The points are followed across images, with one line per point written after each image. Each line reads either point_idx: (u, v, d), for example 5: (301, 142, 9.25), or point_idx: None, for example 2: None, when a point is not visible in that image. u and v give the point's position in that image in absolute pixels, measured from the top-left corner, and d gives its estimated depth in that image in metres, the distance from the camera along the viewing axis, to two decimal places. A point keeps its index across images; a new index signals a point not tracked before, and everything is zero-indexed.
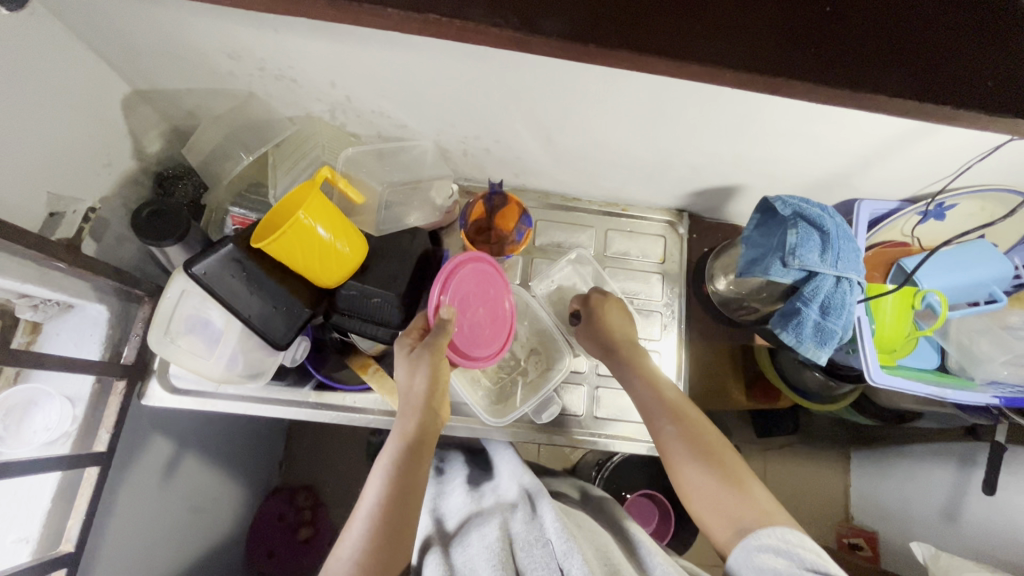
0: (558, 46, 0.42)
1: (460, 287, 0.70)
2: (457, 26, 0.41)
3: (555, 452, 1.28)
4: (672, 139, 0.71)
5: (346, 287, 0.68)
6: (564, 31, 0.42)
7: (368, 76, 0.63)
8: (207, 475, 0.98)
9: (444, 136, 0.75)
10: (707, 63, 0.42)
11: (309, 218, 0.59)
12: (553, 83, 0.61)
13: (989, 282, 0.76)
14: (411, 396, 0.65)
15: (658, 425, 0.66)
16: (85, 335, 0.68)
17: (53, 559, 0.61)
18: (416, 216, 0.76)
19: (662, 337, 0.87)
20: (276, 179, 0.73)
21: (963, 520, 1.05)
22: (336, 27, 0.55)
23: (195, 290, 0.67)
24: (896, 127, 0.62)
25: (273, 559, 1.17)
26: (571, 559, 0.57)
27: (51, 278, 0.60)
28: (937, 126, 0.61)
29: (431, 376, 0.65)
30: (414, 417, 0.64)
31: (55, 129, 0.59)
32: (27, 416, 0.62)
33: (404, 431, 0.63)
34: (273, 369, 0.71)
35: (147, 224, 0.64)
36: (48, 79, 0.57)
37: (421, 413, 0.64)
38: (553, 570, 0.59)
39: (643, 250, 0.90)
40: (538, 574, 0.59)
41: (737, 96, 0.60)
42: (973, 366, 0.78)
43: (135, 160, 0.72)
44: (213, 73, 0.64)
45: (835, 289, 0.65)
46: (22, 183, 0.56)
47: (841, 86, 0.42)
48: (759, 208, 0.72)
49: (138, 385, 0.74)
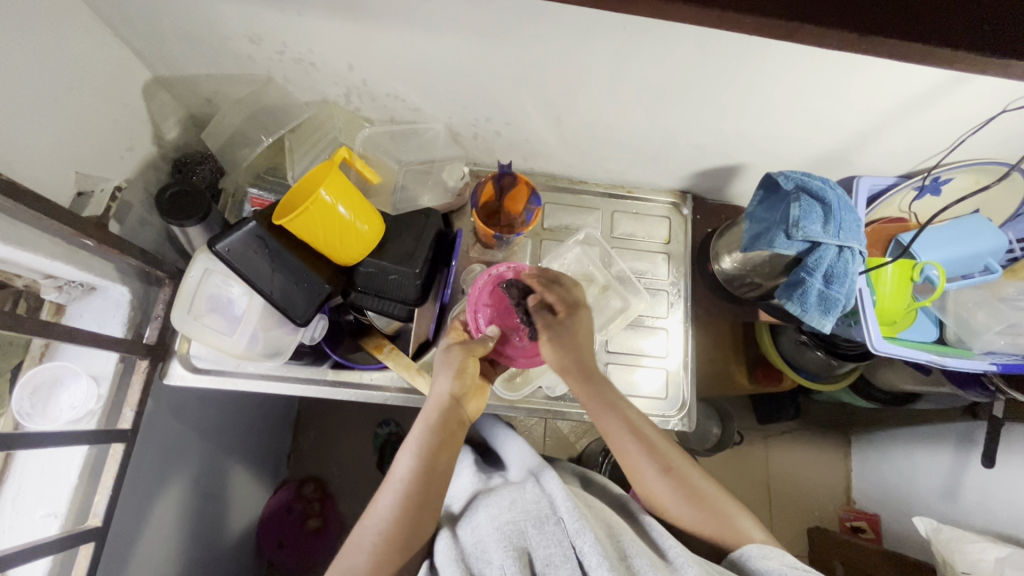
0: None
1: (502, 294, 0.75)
2: None
3: (560, 441, 1.29)
4: (678, 119, 0.73)
5: (365, 264, 0.70)
6: None
7: (383, 58, 0.65)
8: (222, 463, 0.99)
9: (455, 119, 0.77)
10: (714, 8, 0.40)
11: (330, 196, 0.61)
12: (564, 65, 0.63)
13: (984, 255, 0.78)
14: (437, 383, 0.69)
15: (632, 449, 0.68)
16: (108, 315, 0.69)
17: (81, 532, 0.62)
18: (428, 198, 0.81)
19: (669, 315, 0.89)
20: (294, 162, 0.76)
21: (967, 495, 1.07)
22: (355, 8, 0.57)
23: (218, 269, 0.70)
24: (922, 84, 0.61)
25: (285, 550, 1.19)
26: (583, 537, 0.58)
27: (78, 256, 0.62)
28: (968, 77, 0.59)
29: (458, 371, 0.68)
30: (439, 404, 0.67)
31: (80, 111, 0.61)
32: (53, 395, 0.64)
33: (427, 418, 0.66)
34: (291, 348, 0.72)
35: (169, 205, 0.66)
36: (75, 60, 0.59)
37: (447, 401, 0.67)
38: (565, 548, 0.60)
39: (648, 231, 0.92)
40: (550, 551, 0.60)
41: (744, 71, 0.62)
42: (971, 337, 0.81)
43: (155, 145, 0.74)
44: (233, 57, 0.66)
45: (838, 259, 0.67)
46: (53, 162, 0.58)
47: (851, 30, 0.40)
48: (762, 184, 0.75)
49: (160, 365, 0.75)
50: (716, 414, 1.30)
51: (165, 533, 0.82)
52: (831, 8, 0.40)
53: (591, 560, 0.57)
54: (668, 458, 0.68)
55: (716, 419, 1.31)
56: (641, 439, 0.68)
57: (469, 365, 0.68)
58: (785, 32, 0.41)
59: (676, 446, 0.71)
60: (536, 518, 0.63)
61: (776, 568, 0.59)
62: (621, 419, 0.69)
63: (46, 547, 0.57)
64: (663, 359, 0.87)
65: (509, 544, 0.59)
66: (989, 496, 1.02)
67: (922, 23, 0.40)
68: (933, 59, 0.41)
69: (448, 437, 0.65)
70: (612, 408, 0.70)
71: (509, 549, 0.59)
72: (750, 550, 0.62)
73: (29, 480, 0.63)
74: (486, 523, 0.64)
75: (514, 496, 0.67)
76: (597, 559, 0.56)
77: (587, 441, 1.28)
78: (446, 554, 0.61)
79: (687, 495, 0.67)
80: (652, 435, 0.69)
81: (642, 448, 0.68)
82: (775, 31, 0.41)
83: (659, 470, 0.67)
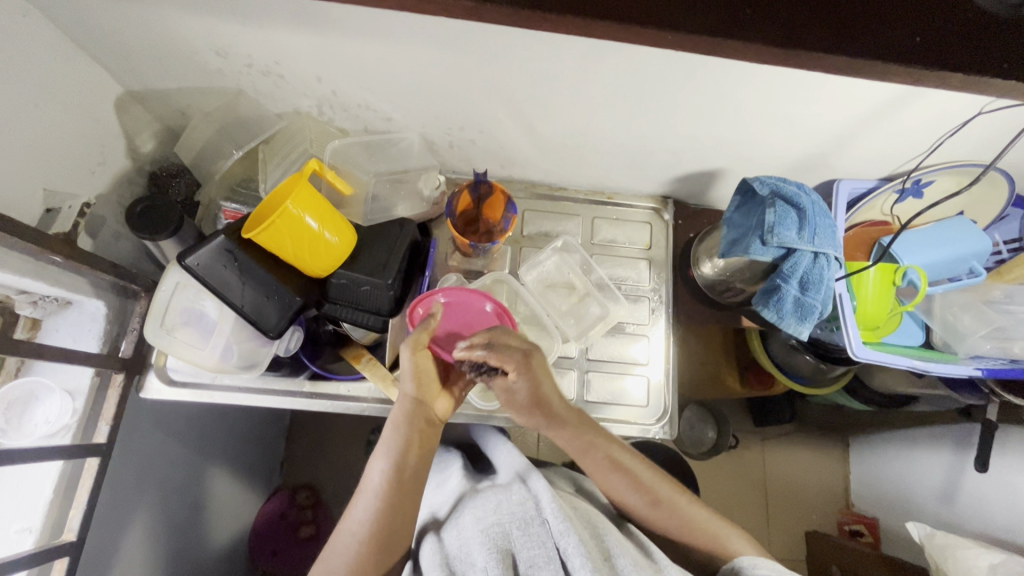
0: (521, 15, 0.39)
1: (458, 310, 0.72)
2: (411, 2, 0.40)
3: (553, 446, 1.29)
4: (650, 125, 0.72)
5: (337, 276, 0.70)
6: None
7: (351, 69, 0.65)
8: (209, 474, 0.99)
9: (429, 128, 0.77)
10: (658, 26, 0.39)
11: (297, 208, 0.61)
12: (530, 73, 0.63)
13: (969, 257, 0.77)
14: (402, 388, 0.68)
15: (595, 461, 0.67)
16: (83, 329, 0.69)
17: (55, 547, 0.62)
18: (403, 208, 0.80)
19: (651, 322, 0.88)
20: (267, 173, 0.76)
21: (963, 498, 1.05)
22: (316, 20, 0.57)
23: (189, 282, 0.70)
24: (892, 87, 0.60)
25: (276, 558, 1.18)
26: (567, 539, 0.57)
27: (48, 272, 0.62)
28: (926, 89, 0.60)
29: (416, 372, 0.66)
30: (404, 410, 0.66)
31: (49, 128, 0.61)
32: (28, 410, 0.65)
33: (394, 417, 0.66)
34: (267, 360, 0.72)
35: (140, 219, 0.67)
36: (40, 79, 0.59)
37: (412, 405, 0.67)
38: (549, 549, 0.59)
39: (629, 237, 0.91)
40: (534, 553, 0.59)
41: (710, 77, 0.61)
42: (957, 341, 0.79)
43: (129, 159, 0.74)
44: (200, 71, 0.67)
45: (813, 265, 0.67)
46: (19, 180, 0.58)
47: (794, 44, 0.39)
48: (739, 189, 0.74)
49: (137, 379, 0.75)
50: (712, 418, 1.29)
51: (148, 544, 0.82)
52: (762, 24, 0.39)
53: (574, 561, 0.56)
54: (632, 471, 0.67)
55: (711, 423, 1.30)
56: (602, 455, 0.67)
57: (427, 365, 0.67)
58: (711, 45, 0.40)
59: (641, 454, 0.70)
60: (521, 520, 0.61)
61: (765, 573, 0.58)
62: (572, 438, 0.68)
63: (18, 563, 0.57)
64: (645, 366, 0.86)
65: (493, 546, 0.58)
66: (985, 501, 1.01)
67: (864, 31, 0.40)
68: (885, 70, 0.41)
69: (416, 437, 0.65)
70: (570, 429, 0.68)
71: (493, 552, 0.57)
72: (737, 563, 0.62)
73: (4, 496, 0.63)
74: (471, 526, 0.62)
75: (499, 497, 0.65)
76: (579, 560, 0.56)
77: None
78: (431, 559, 0.61)
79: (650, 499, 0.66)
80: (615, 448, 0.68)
81: (605, 461, 0.67)
82: (702, 44, 0.40)
83: (623, 477, 0.67)
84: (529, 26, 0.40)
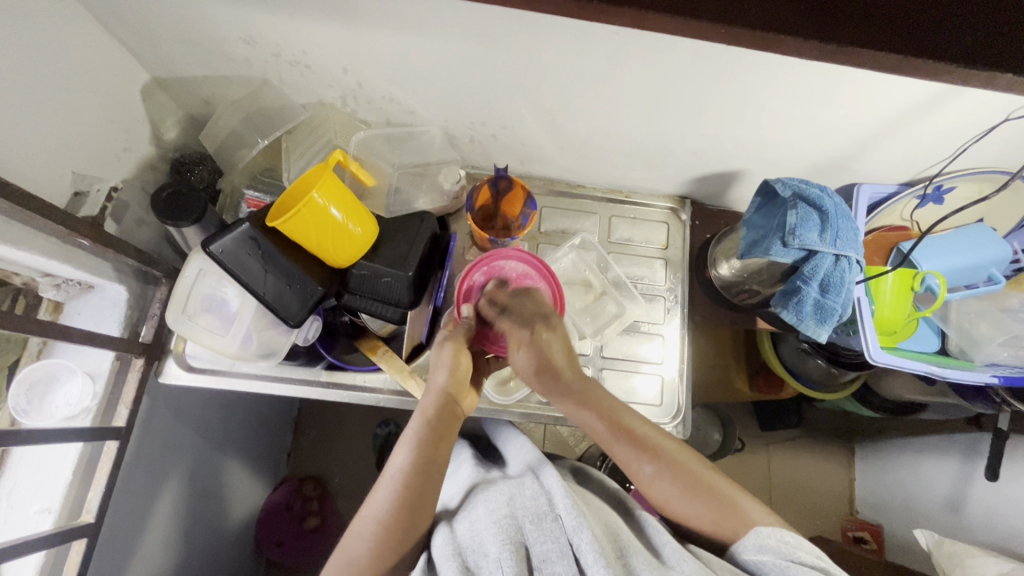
0: (566, 7, 0.40)
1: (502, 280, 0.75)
2: None
3: (560, 444, 1.29)
4: (674, 123, 0.72)
5: (358, 267, 0.70)
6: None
7: (378, 62, 0.65)
8: (219, 461, 0.99)
9: (452, 122, 0.77)
10: (702, 19, 0.39)
11: (323, 198, 0.61)
12: (558, 70, 0.63)
13: (988, 265, 0.77)
14: (433, 380, 0.69)
15: (621, 448, 0.65)
16: (105, 314, 0.70)
17: (74, 528, 0.62)
18: (424, 200, 0.81)
19: (666, 321, 0.88)
20: (290, 163, 0.76)
21: (973, 507, 1.05)
22: (347, 12, 0.57)
23: (212, 270, 0.70)
24: (919, 92, 0.60)
25: (282, 549, 1.19)
26: (580, 534, 0.57)
27: (74, 254, 0.63)
28: (963, 88, 0.58)
29: (453, 366, 0.69)
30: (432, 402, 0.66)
31: (78, 111, 0.62)
32: (49, 392, 0.65)
33: (421, 411, 0.66)
34: (285, 348, 0.73)
35: (165, 204, 0.67)
36: (71, 63, 0.59)
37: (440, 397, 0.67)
38: (562, 545, 0.59)
39: (646, 236, 0.91)
40: (547, 547, 0.59)
41: (737, 77, 0.61)
42: (973, 348, 0.79)
43: (153, 146, 0.75)
44: (229, 60, 0.67)
45: (834, 267, 0.67)
46: (47, 163, 0.59)
47: (833, 41, 0.39)
48: (760, 191, 0.74)
49: (155, 364, 0.76)
50: (717, 420, 1.29)
51: (160, 528, 0.83)
52: (806, 19, 0.40)
53: (588, 557, 0.56)
54: (662, 455, 0.64)
55: (717, 424, 1.29)
56: (625, 434, 0.64)
57: (461, 363, 0.69)
58: (762, 43, 0.40)
59: (669, 436, 0.67)
60: (534, 514, 0.61)
61: (769, 561, 0.57)
62: (600, 414, 0.66)
63: (39, 542, 0.58)
64: (659, 365, 0.86)
65: (507, 537, 0.58)
66: (994, 509, 1.01)
67: (904, 32, 0.40)
68: (924, 71, 0.41)
69: (441, 434, 0.64)
70: (590, 405, 0.66)
71: (506, 543, 0.58)
72: (746, 539, 0.59)
73: (24, 474, 0.64)
74: (485, 517, 0.62)
75: (512, 491, 0.65)
76: (593, 556, 0.55)
77: (586, 445, 1.27)
78: (443, 548, 0.60)
79: (682, 483, 0.62)
80: (636, 426, 0.65)
81: (625, 443, 0.64)
82: (753, 42, 0.40)
83: (647, 462, 0.64)
84: (576, 16, 0.40)
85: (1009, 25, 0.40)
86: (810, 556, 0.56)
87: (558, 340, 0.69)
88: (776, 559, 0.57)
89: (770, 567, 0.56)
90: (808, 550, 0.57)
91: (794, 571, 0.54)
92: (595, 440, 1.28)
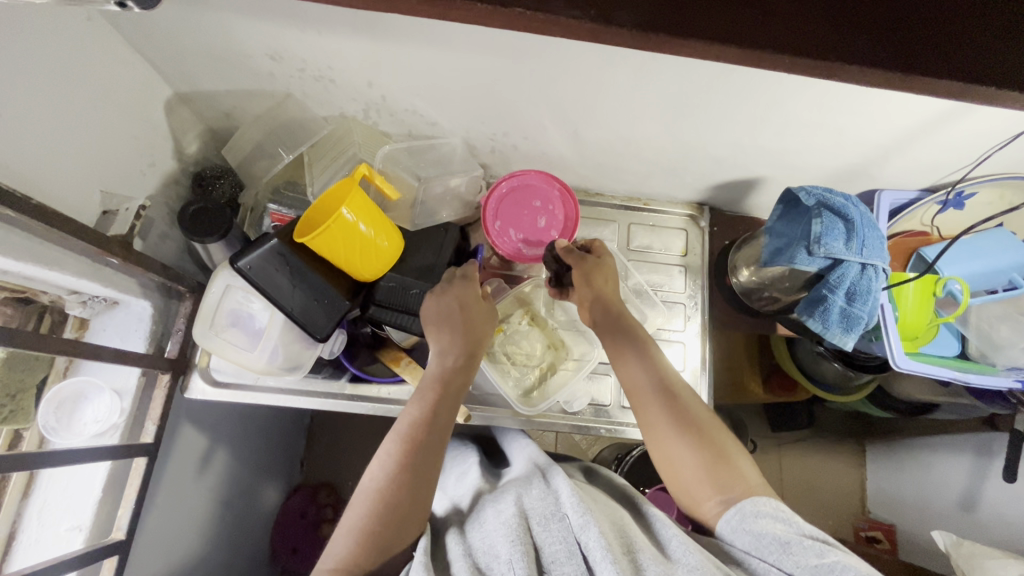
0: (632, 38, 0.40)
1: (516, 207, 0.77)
2: (538, 20, 0.39)
3: (573, 448, 1.29)
4: (697, 131, 0.72)
5: (385, 280, 0.71)
6: (639, 21, 0.39)
7: (404, 75, 0.65)
8: (238, 471, 0.99)
9: (473, 133, 0.77)
10: (765, 49, 0.40)
11: (351, 214, 0.61)
12: (585, 82, 0.63)
13: (1009, 269, 0.77)
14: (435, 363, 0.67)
15: (642, 385, 0.66)
16: (131, 330, 0.70)
17: (107, 546, 0.63)
18: (447, 213, 0.80)
19: (685, 328, 0.88)
20: (313, 177, 0.76)
21: (990, 507, 1.06)
22: (376, 27, 0.57)
23: (238, 284, 0.70)
24: (937, 106, 0.61)
25: (297, 556, 1.17)
26: (588, 532, 0.57)
27: (102, 272, 0.63)
28: (974, 106, 0.60)
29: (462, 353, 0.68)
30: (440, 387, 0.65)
31: (107, 129, 0.62)
32: (77, 409, 0.65)
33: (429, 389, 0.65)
34: (310, 362, 0.74)
35: (193, 220, 0.67)
36: (100, 82, 0.59)
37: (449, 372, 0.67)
38: (570, 544, 0.58)
39: (665, 244, 0.91)
40: (555, 547, 0.58)
41: (765, 88, 0.62)
42: (994, 352, 0.79)
43: (175, 160, 0.75)
44: (254, 74, 0.67)
45: (861, 276, 0.67)
46: (77, 182, 0.59)
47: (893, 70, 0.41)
48: (782, 199, 0.74)
49: (181, 379, 0.76)
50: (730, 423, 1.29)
51: (183, 540, 0.83)
52: (853, 46, 0.40)
53: (595, 555, 0.55)
54: (678, 401, 0.65)
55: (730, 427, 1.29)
56: (659, 390, 0.66)
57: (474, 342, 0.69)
58: (826, 72, 0.41)
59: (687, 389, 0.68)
60: (542, 514, 0.61)
61: (770, 531, 0.55)
62: (636, 355, 0.68)
63: (75, 560, 0.58)
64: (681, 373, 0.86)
65: (517, 537, 0.57)
66: (1011, 510, 1.01)
67: (932, 57, 0.41)
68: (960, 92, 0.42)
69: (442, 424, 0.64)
70: (627, 345, 0.69)
71: (516, 543, 0.56)
72: (742, 506, 0.58)
73: (54, 494, 0.64)
74: (493, 519, 0.62)
75: (520, 492, 0.65)
76: (600, 553, 0.55)
77: (599, 449, 1.28)
78: (454, 550, 0.60)
79: (694, 443, 0.62)
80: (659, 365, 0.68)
81: (655, 386, 0.66)
82: (813, 70, 0.41)
83: (661, 401, 0.65)
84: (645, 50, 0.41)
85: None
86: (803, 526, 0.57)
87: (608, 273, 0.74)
88: (777, 529, 0.56)
89: (766, 532, 0.55)
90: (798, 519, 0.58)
91: (796, 543, 0.54)
92: (607, 443, 1.28)
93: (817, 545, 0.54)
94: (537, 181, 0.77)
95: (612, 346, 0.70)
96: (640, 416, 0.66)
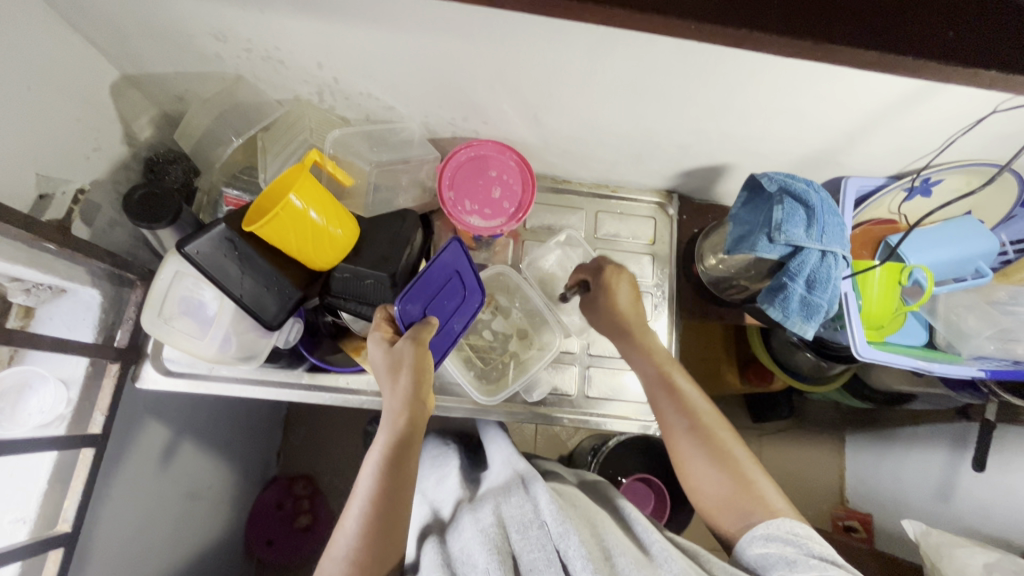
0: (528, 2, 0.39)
1: (466, 176, 0.73)
2: None
3: (551, 439, 1.29)
4: (658, 117, 0.71)
5: (340, 270, 0.69)
6: None
7: (355, 57, 0.63)
8: (204, 462, 0.98)
9: (432, 118, 0.75)
10: (686, 18, 0.39)
11: (300, 200, 0.60)
12: (540, 65, 0.62)
13: (976, 257, 0.76)
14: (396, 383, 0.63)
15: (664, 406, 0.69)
16: (79, 318, 0.68)
17: (51, 538, 0.61)
18: (404, 199, 0.79)
19: (653, 319, 0.88)
20: (266, 163, 0.74)
21: (963, 496, 1.05)
22: (319, 6, 0.55)
23: (188, 272, 0.69)
24: (892, 91, 0.61)
25: (272, 547, 1.19)
26: (567, 540, 0.56)
27: (43, 260, 0.61)
28: (942, 85, 0.58)
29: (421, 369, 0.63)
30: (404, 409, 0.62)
31: (45, 111, 0.60)
32: (22, 399, 0.63)
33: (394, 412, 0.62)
34: (266, 351, 0.72)
35: (138, 206, 0.65)
36: (35, 60, 0.57)
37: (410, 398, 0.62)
38: (549, 552, 0.57)
39: (633, 232, 0.90)
40: (534, 556, 0.57)
41: (721, 72, 0.60)
42: (961, 341, 0.78)
43: (125, 145, 0.73)
44: (200, 56, 0.65)
45: (820, 263, 0.66)
46: (11, 165, 0.57)
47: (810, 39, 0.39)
48: (747, 186, 0.73)
49: (132, 368, 0.75)
50: None
51: (144, 531, 0.82)
52: (773, 16, 0.39)
53: (575, 563, 0.55)
54: (699, 417, 0.68)
55: None
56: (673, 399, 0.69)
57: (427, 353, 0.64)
58: (736, 39, 0.40)
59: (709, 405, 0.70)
60: (520, 522, 0.60)
61: (776, 552, 0.57)
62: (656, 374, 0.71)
63: (14, 553, 0.57)
64: None
65: (494, 547, 0.57)
66: (983, 499, 1.01)
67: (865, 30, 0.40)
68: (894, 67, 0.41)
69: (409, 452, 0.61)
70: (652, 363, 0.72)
71: (493, 552, 0.56)
72: (754, 531, 0.60)
73: None
74: (470, 527, 0.61)
75: (498, 499, 0.64)
76: (580, 562, 0.54)
77: (578, 439, 1.27)
78: (432, 561, 0.59)
79: (702, 450, 0.66)
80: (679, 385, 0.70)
81: (673, 402, 0.69)
82: (727, 39, 0.40)
83: (682, 418, 0.68)
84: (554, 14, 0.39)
85: (980, 26, 0.40)
86: (818, 547, 0.57)
87: (625, 281, 0.74)
88: (784, 552, 0.57)
89: (771, 556, 0.57)
90: (816, 540, 0.57)
91: (802, 563, 0.55)
92: (586, 433, 1.28)
93: (823, 565, 0.54)
94: (498, 154, 0.74)
95: (634, 364, 0.74)
96: (663, 427, 0.70)
